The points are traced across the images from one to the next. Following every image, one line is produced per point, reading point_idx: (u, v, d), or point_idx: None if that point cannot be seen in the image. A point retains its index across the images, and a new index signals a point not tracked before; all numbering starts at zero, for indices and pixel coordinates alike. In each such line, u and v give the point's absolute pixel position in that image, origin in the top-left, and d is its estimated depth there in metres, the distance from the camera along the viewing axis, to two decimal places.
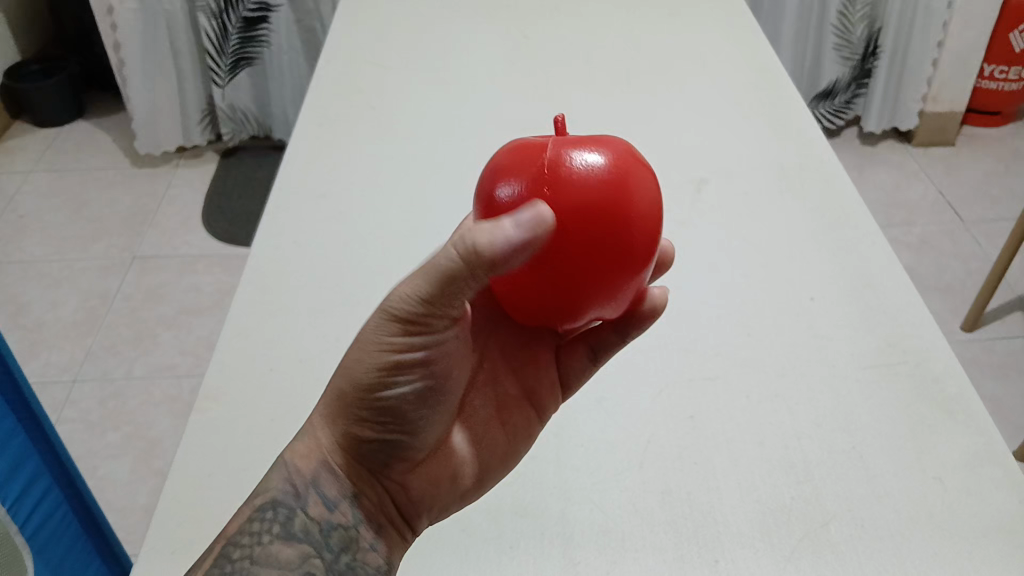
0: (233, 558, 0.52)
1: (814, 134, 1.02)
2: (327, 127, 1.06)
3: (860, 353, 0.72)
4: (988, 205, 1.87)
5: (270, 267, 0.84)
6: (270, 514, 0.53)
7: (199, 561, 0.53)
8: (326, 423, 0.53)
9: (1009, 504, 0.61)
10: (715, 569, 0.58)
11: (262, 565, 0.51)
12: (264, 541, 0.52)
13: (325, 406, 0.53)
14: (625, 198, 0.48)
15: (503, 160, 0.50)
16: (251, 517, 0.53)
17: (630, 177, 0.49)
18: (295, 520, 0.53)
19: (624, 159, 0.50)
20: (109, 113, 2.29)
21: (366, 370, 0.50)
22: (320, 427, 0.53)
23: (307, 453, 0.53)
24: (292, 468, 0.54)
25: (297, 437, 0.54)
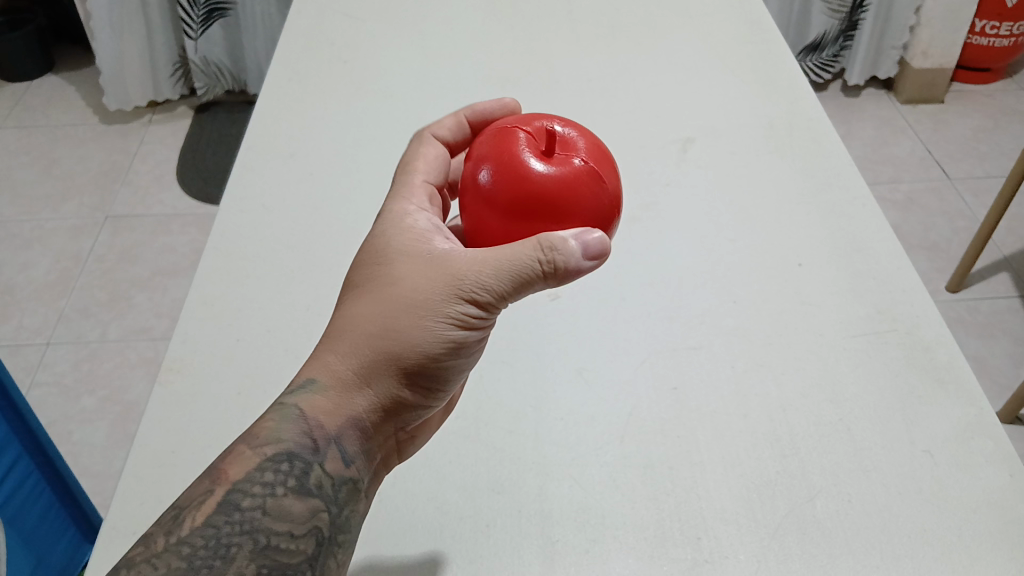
0: (243, 507, 0.49)
1: (803, 90, 0.98)
2: (299, 83, 1.01)
3: (849, 321, 0.70)
4: (977, 161, 1.85)
5: (237, 231, 0.81)
6: (284, 467, 0.51)
7: (196, 507, 0.49)
8: (358, 381, 0.52)
9: (1000, 479, 0.59)
10: (697, 547, 0.57)
11: (275, 517, 0.49)
12: (277, 493, 0.50)
13: (361, 366, 0.52)
14: (596, 197, 0.52)
15: (487, 143, 0.54)
16: (263, 466, 0.51)
17: (605, 171, 0.53)
18: (309, 474, 0.51)
19: (598, 157, 0.53)
20: (79, 66, 2.21)
21: (423, 344, 0.52)
22: (349, 385, 0.52)
23: (332, 409, 0.52)
24: (310, 420, 0.52)
25: (318, 391, 0.52)
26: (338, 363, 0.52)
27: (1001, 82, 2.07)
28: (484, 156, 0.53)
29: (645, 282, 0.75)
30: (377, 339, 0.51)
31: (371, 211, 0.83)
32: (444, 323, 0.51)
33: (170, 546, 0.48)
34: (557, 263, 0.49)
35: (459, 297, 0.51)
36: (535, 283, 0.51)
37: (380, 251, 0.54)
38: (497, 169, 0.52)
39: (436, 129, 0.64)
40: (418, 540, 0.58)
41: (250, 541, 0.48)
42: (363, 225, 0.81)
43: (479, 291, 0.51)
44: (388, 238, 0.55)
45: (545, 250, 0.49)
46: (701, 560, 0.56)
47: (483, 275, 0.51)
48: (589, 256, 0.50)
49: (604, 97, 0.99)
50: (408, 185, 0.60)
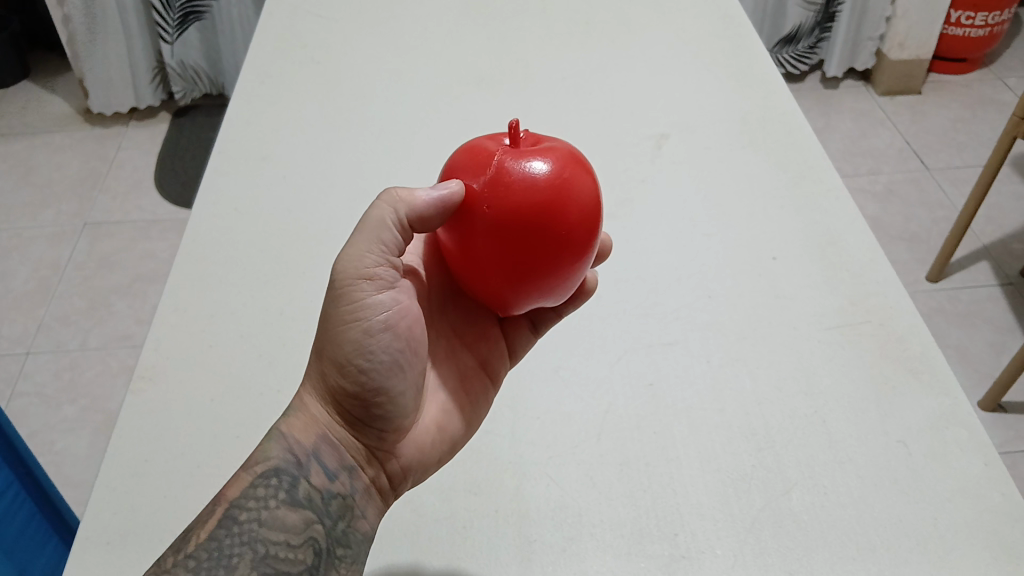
0: (241, 520, 0.49)
1: (777, 84, 0.98)
2: (272, 86, 1.01)
3: (823, 313, 0.70)
4: (955, 152, 1.86)
5: (209, 236, 0.80)
6: (273, 481, 0.50)
7: (199, 524, 0.49)
8: (318, 397, 0.52)
9: (974, 468, 0.59)
10: (674, 543, 0.57)
11: (271, 528, 0.49)
12: (270, 505, 0.50)
13: (312, 379, 0.53)
14: (560, 199, 0.49)
15: (462, 156, 0.52)
16: (252, 483, 0.50)
17: (554, 163, 0.49)
18: (297, 488, 0.51)
19: (568, 159, 0.50)
20: (56, 72, 2.19)
21: (337, 340, 0.50)
22: (313, 400, 0.52)
23: (306, 425, 0.52)
24: (290, 437, 0.52)
25: (291, 412, 0.53)
26: (303, 387, 0.53)
27: (977, 73, 2.09)
28: (455, 168, 0.52)
29: (621, 279, 0.75)
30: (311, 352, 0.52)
31: (345, 215, 0.82)
32: (352, 312, 0.50)
33: (177, 563, 0.47)
34: (401, 203, 0.50)
35: (346, 281, 0.50)
36: (390, 232, 0.51)
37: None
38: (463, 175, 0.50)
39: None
40: (393, 544, 0.57)
41: (251, 551, 0.48)
42: (336, 229, 0.81)
43: (349, 263, 0.50)
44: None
45: (390, 202, 0.50)
46: (678, 556, 0.56)
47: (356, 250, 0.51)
48: (431, 195, 0.49)
49: (579, 94, 0.99)
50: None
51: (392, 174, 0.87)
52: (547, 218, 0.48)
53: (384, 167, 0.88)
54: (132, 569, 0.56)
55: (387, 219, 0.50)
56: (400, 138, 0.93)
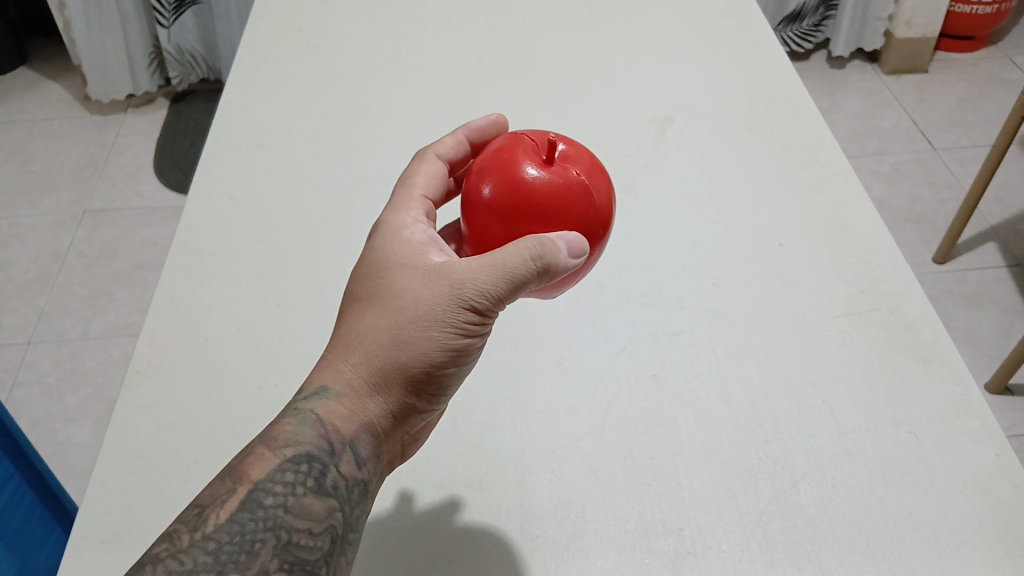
0: (266, 505, 0.47)
1: (784, 64, 0.96)
2: (267, 71, 0.99)
3: (831, 301, 0.69)
4: (962, 131, 1.83)
5: (205, 226, 0.78)
6: (303, 467, 0.49)
7: (220, 505, 0.47)
8: (371, 389, 0.51)
9: (987, 459, 0.58)
10: (679, 538, 0.55)
11: (296, 515, 0.48)
12: (297, 492, 0.48)
13: (372, 371, 0.50)
14: (588, 210, 0.51)
15: (485, 159, 0.53)
16: (281, 466, 0.49)
17: (588, 182, 0.51)
18: (326, 476, 0.49)
19: (592, 171, 0.52)
20: (54, 58, 2.17)
21: (425, 354, 0.50)
22: (364, 391, 0.51)
23: (348, 414, 0.51)
24: (329, 425, 0.50)
25: (332, 397, 0.50)
26: (350, 371, 0.51)
27: (984, 51, 2.06)
28: (481, 172, 0.52)
29: (624, 267, 0.74)
30: (379, 341, 0.50)
31: (342, 203, 0.81)
32: (450, 335, 0.50)
33: (196, 544, 0.46)
34: (543, 259, 0.48)
35: (461, 306, 0.50)
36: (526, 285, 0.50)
37: (370, 268, 0.53)
38: (497, 182, 0.51)
39: (433, 147, 0.61)
40: (391, 539, 0.57)
41: (274, 537, 0.46)
42: (334, 217, 0.79)
43: (474, 295, 0.49)
44: (374, 254, 0.54)
45: (539, 253, 0.48)
46: (683, 552, 0.55)
47: (480, 280, 0.49)
48: (570, 256, 0.49)
49: (581, 77, 0.97)
50: (404, 200, 0.57)
51: (390, 160, 0.86)
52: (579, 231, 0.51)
53: (381, 154, 0.87)
54: (127, 568, 0.55)
55: (533, 275, 0.49)
56: (398, 124, 0.91)
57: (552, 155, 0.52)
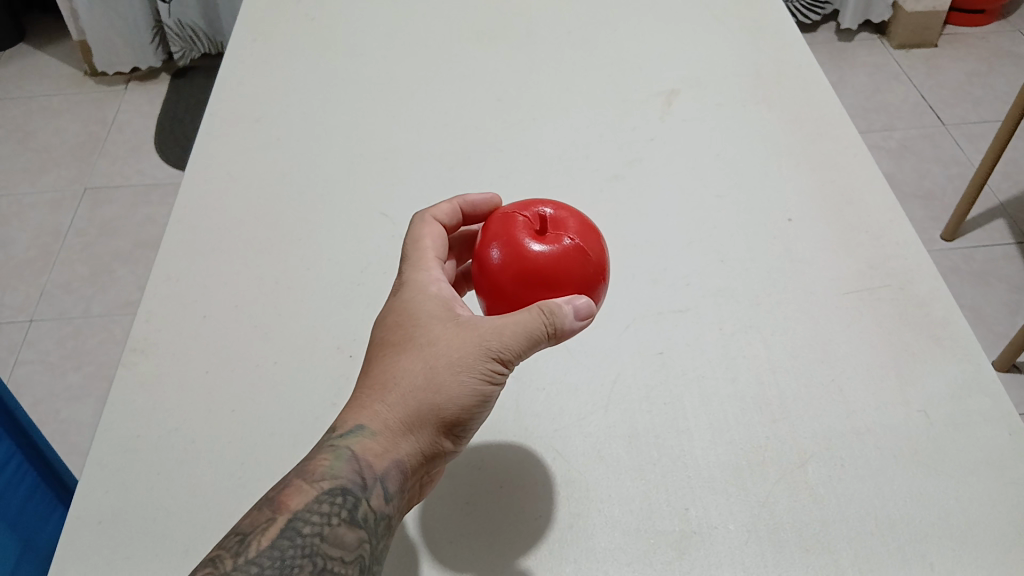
0: (304, 533, 0.46)
1: (792, 34, 0.94)
2: (265, 44, 0.97)
3: (839, 277, 0.67)
4: (970, 107, 1.81)
5: (202, 202, 0.77)
6: (338, 499, 0.48)
7: (260, 531, 0.46)
8: (404, 428, 0.49)
9: (999, 438, 0.57)
10: (684, 519, 0.54)
11: (331, 543, 0.46)
12: (332, 522, 0.47)
13: (405, 410, 0.49)
14: (590, 272, 0.51)
15: (490, 228, 0.53)
16: (318, 497, 0.48)
17: (586, 249, 0.52)
18: (358, 508, 0.48)
19: (588, 235, 0.52)
20: (52, 34, 2.15)
21: (455, 399, 0.49)
22: (398, 430, 0.49)
23: (382, 451, 0.49)
24: (364, 459, 0.48)
25: (368, 433, 0.49)
26: (386, 411, 0.49)
27: (994, 25, 2.03)
28: (488, 241, 0.53)
29: (629, 244, 0.72)
30: (415, 384, 0.49)
31: (342, 179, 0.79)
32: (477, 381, 0.49)
33: (238, 568, 0.45)
34: (552, 323, 0.49)
35: (491, 356, 0.49)
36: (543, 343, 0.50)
37: (399, 317, 0.52)
38: (506, 245, 0.51)
39: (430, 210, 0.58)
40: None
41: (310, 563, 0.45)
42: (333, 193, 0.78)
43: (501, 346, 0.49)
44: (402, 305, 0.52)
45: (547, 316, 0.49)
46: (689, 532, 0.54)
47: (507, 335, 0.49)
48: (576, 315, 0.49)
49: (584, 48, 0.95)
50: (422, 257, 0.55)
51: (391, 135, 0.84)
52: (582, 292, 0.51)
53: (382, 128, 0.85)
54: (124, 550, 0.54)
55: (551, 335, 0.49)
56: (398, 98, 0.89)
57: (548, 227, 0.52)
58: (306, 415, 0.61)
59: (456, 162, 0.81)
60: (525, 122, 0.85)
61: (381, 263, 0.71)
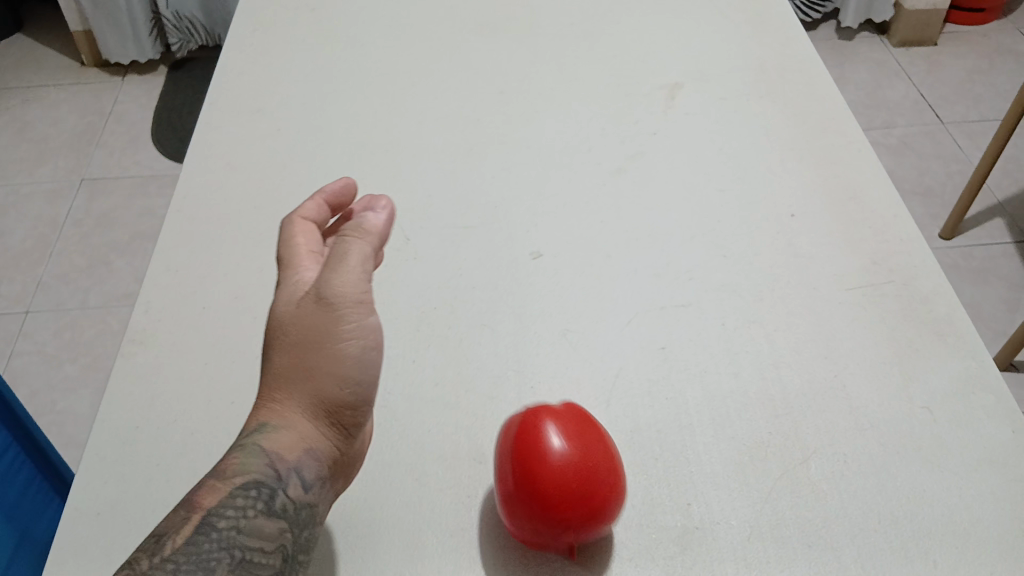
0: (220, 527, 0.45)
1: (795, 29, 0.94)
2: (266, 34, 0.97)
3: (842, 273, 0.67)
4: (970, 104, 1.81)
5: (201, 193, 0.77)
6: (252, 492, 0.47)
7: (176, 529, 0.45)
8: (302, 411, 0.49)
9: (1002, 435, 0.56)
10: (687, 514, 0.54)
11: (250, 535, 0.46)
12: (249, 515, 0.46)
13: (299, 394, 0.49)
14: (602, 426, 0.55)
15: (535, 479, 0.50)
16: (233, 492, 0.47)
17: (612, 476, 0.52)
18: (276, 499, 0.47)
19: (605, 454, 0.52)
20: (50, 25, 2.14)
21: (335, 366, 0.48)
22: (297, 415, 0.49)
23: (289, 441, 0.49)
24: (273, 451, 0.48)
25: (274, 427, 0.49)
26: (285, 403, 0.49)
27: (994, 23, 2.03)
28: (528, 454, 0.51)
29: (630, 238, 0.72)
30: (300, 371, 0.48)
31: (341, 171, 0.79)
32: (348, 338, 0.48)
33: (154, 567, 0.43)
34: (364, 230, 0.51)
35: (349, 306, 0.48)
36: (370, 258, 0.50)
37: (276, 313, 0.50)
38: (545, 440, 0.51)
39: (295, 211, 0.55)
40: (384, 511, 0.55)
41: (229, 555, 0.45)
42: (333, 185, 0.77)
43: (347, 287, 0.48)
44: (277, 301, 0.51)
45: (363, 229, 0.51)
46: (691, 527, 0.53)
47: (350, 275, 0.49)
48: (381, 216, 0.53)
49: (587, 40, 0.95)
50: (291, 251, 0.52)
51: (392, 126, 0.84)
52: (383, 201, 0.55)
53: (383, 120, 0.85)
54: (123, 541, 0.54)
55: (369, 244, 0.51)
56: (399, 89, 0.88)
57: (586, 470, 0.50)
58: None
59: (457, 155, 0.80)
60: (527, 115, 0.85)
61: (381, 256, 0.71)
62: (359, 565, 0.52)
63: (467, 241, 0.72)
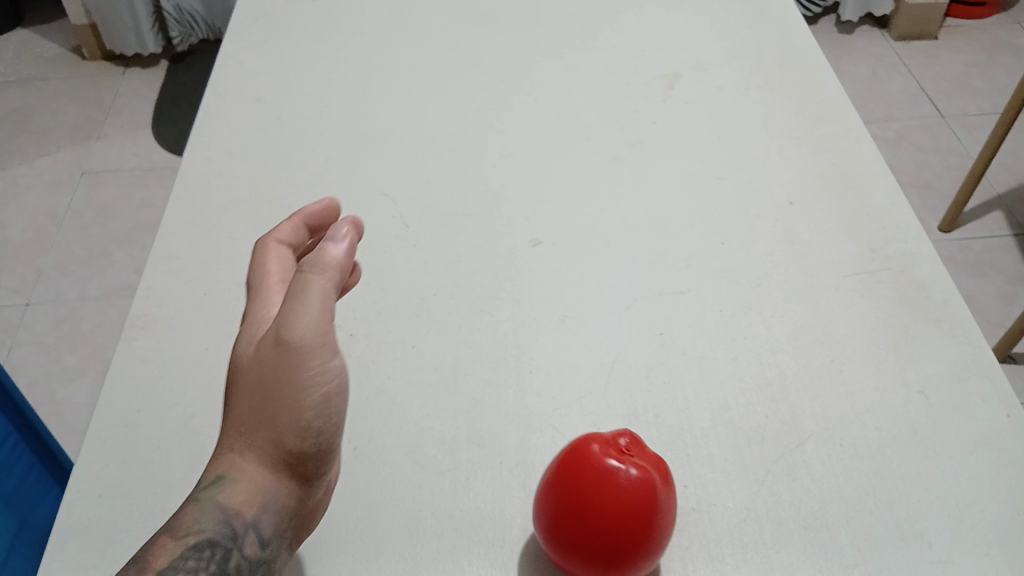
0: None
1: (794, 19, 0.94)
2: (265, 23, 0.97)
3: (840, 261, 0.68)
4: (969, 98, 1.81)
5: (201, 180, 0.77)
6: (205, 554, 0.45)
7: None
8: (258, 461, 0.47)
9: (997, 420, 0.57)
10: (684, 497, 0.54)
11: None
12: None
13: (254, 444, 0.46)
14: None
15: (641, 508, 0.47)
16: (181, 553, 0.45)
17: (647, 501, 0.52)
18: (230, 562, 0.45)
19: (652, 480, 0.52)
20: (50, 17, 2.14)
21: (292, 416, 0.46)
22: (253, 466, 0.47)
23: (246, 495, 0.46)
24: (229, 507, 0.46)
25: (230, 479, 0.47)
26: (243, 452, 0.47)
27: (994, 17, 2.03)
28: (606, 506, 0.47)
29: (629, 225, 0.72)
30: (254, 418, 0.46)
31: (341, 159, 0.79)
32: (304, 385, 0.46)
33: None
34: (324, 262, 0.47)
35: (304, 351, 0.46)
36: (328, 296, 0.47)
37: (237, 355, 0.49)
38: (609, 486, 0.48)
39: (271, 232, 0.54)
40: (383, 494, 0.55)
41: None
42: (333, 172, 0.78)
43: (303, 329, 0.46)
44: (240, 340, 0.49)
45: (319, 264, 0.47)
46: (687, 509, 0.54)
47: (307, 318, 0.46)
48: (345, 243, 0.49)
49: (587, 30, 0.95)
50: (262, 277, 0.51)
51: (392, 115, 0.84)
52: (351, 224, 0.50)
53: (382, 109, 0.85)
54: (124, 522, 0.54)
55: (325, 280, 0.47)
56: (399, 78, 0.89)
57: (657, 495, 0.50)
58: None
59: (456, 144, 0.81)
60: (526, 105, 0.85)
61: (381, 243, 0.71)
62: (358, 546, 0.53)
63: (466, 229, 0.72)
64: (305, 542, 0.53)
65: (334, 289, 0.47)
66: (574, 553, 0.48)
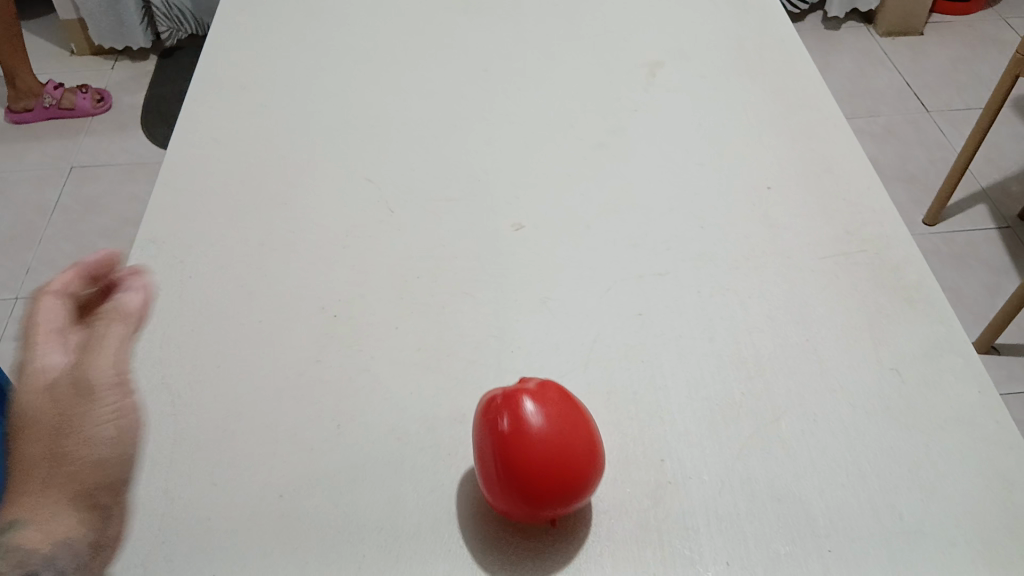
0: None
1: (777, 10, 0.95)
2: (252, 13, 0.97)
3: (816, 243, 0.69)
4: (954, 93, 1.83)
5: (187, 166, 0.77)
6: None
7: None
8: (54, 503, 0.42)
9: (968, 396, 0.58)
10: (660, 471, 0.55)
11: None
12: None
13: (52, 483, 0.42)
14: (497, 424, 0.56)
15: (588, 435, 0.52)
16: None
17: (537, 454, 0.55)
18: None
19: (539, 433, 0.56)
20: (40, 12, 2.14)
21: (97, 449, 0.43)
22: (50, 506, 0.42)
23: (42, 539, 0.41)
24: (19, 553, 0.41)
25: (22, 525, 0.41)
26: (36, 494, 0.42)
27: (979, 13, 2.05)
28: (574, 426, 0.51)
29: (610, 209, 0.73)
30: (50, 458, 0.42)
31: (326, 146, 0.80)
32: (111, 419, 0.44)
33: None
34: (122, 312, 0.48)
35: (108, 388, 0.44)
36: (125, 340, 0.47)
37: (20, 403, 0.44)
38: (545, 439, 0.49)
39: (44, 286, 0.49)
40: (364, 470, 0.56)
41: None
42: (318, 159, 0.78)
43: (106, 367, 0.44)
44: (20, 389, 0.44)
45: (115, 314, 0.47)
46: (664, 482, 0.55)
47: (109, 358, 0.45)
48: (137, 291, 0.49)
49: (571, 20, 0.96)
50: (32, 329, 0.46)
51: (377, 103, 0.85)
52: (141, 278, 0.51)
53: (367, 97, 0.85)
54: None
55: (120, 327, 0.47)
56: (384, 67, 0.89)
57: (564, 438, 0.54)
58: (290, 372, 0.61)
59: (441, 131, 0.81)
60: (510, 93, 0.86)
61: (365, 228, 0.72)
62: (339, 520, 0.53)
63: (449, 213, 0.73)
64: (287, 516, 0.54)
65: (131, 336, 0.48)
66: (578, 494, 0.50)
